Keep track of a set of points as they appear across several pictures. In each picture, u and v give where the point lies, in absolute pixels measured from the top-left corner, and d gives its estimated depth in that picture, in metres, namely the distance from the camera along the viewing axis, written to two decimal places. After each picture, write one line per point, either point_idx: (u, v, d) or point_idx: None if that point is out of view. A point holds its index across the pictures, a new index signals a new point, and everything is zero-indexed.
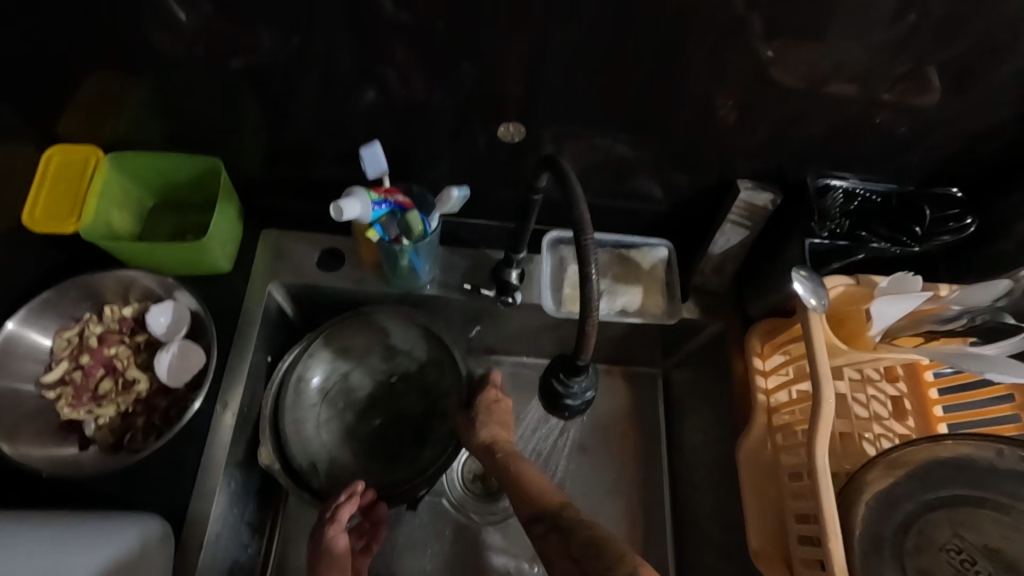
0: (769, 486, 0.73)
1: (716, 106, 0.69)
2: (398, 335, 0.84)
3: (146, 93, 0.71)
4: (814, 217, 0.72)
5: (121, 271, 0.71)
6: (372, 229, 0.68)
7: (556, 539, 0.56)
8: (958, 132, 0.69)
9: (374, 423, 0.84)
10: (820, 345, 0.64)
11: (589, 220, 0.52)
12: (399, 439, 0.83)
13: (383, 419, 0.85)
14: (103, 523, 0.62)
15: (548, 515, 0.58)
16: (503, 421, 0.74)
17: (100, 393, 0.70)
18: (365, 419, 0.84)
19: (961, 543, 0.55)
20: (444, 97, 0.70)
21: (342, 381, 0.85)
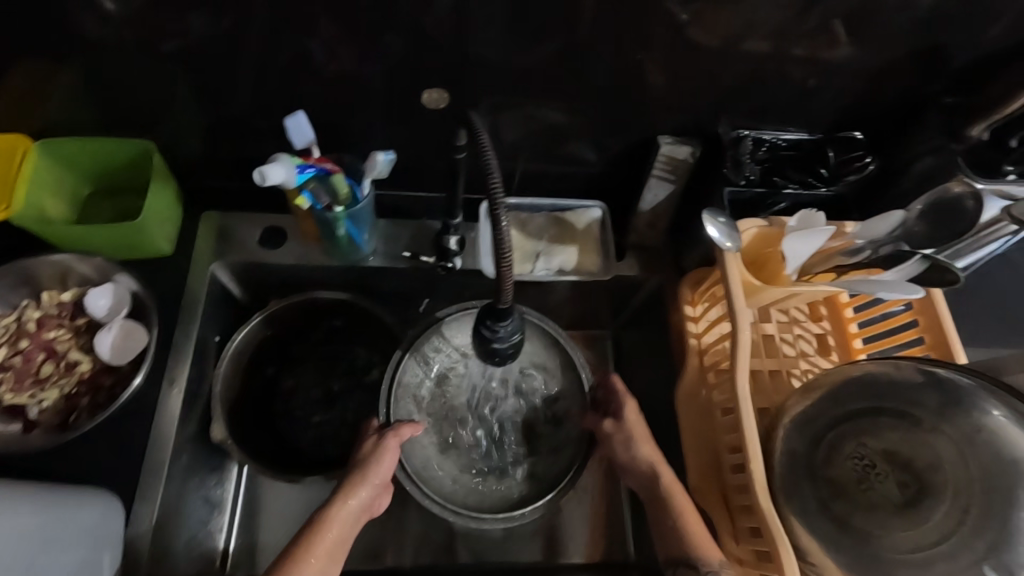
0: (703, 425, 0.77)
1: (639, 67, 0.72)
2: None
3: (76, 78, 0.71)
4: (727, 165, 0.76)
5: (53, 257, 0.71)
6: (300, 195, 0.69)
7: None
8: (861, 81, 0.73)
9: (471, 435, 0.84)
10: (736, 286, 0.68)
11: (496, 168, 0.54)
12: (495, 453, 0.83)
13: (482, 432, 0.84)
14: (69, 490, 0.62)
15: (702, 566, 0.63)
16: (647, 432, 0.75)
17: (42, 377, 0.70)
18: (464, 432, 0.83)
19: (864, 451, 0.58)
20: (375, 70, 0.72)
21: (438, 387, 0.84)
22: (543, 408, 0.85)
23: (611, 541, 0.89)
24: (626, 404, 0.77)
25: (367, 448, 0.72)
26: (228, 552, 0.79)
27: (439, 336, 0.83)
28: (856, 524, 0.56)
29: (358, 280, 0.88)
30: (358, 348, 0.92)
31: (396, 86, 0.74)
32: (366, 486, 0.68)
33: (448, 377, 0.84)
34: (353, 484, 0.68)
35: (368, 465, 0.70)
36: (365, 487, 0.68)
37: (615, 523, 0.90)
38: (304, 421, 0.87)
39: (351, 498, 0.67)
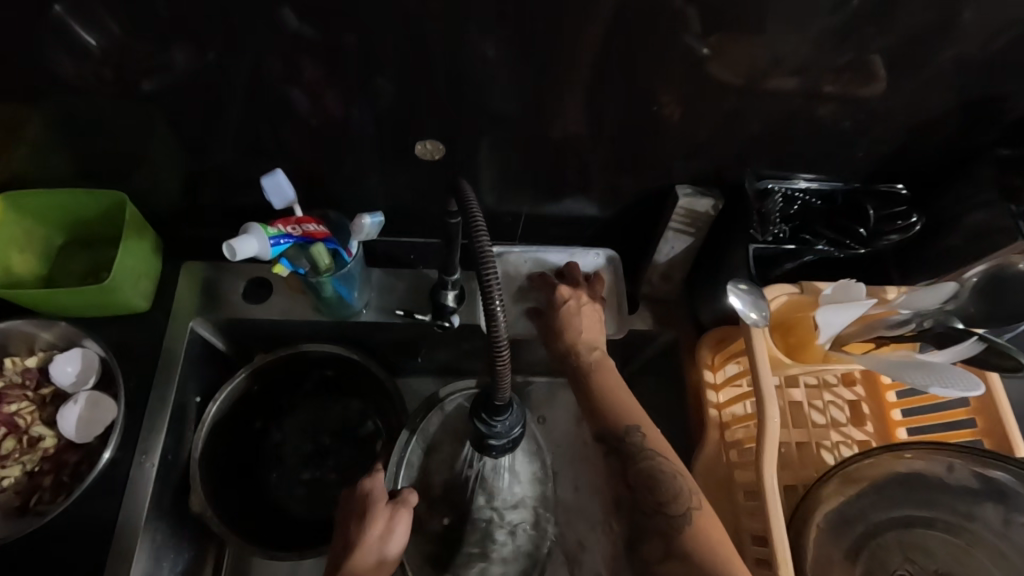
0: (723, 505, 0.69)
1: (652, 110, 0.65)
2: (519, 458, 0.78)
3: (41, 126, 0.66)
4: (754, 223, 0.68)
5: (13, 324, 0.66)
6: (279, 263, 0.62)
7: (614, 461, 0.64)
8: (904, 125, 0.66)
9: (441, 522, 0.76)
10: (763, 361, 0.60)
11: (490, 247, 0.47)
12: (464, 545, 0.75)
13: (451, 519, 0.76)
14: None
15: (609, 436, 0.64)
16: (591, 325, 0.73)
17: (3, 453, 0.65)
18: (446, 518, 0.76)
19: (909, 568, 0.54)
20: (363, 114, 0.65)
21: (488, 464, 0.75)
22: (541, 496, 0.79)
23: None
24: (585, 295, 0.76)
25: (376, 532, 0.62)
26: None
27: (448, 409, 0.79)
28: None
29: (350, 334, 0.82)
30: (350, 399, 0.86)
31: (386, 132, 0.67)
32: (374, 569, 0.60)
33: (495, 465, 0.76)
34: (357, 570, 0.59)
35: (383, 552, 0.61)
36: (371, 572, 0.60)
37: None
38: (291, 480, 0.82)
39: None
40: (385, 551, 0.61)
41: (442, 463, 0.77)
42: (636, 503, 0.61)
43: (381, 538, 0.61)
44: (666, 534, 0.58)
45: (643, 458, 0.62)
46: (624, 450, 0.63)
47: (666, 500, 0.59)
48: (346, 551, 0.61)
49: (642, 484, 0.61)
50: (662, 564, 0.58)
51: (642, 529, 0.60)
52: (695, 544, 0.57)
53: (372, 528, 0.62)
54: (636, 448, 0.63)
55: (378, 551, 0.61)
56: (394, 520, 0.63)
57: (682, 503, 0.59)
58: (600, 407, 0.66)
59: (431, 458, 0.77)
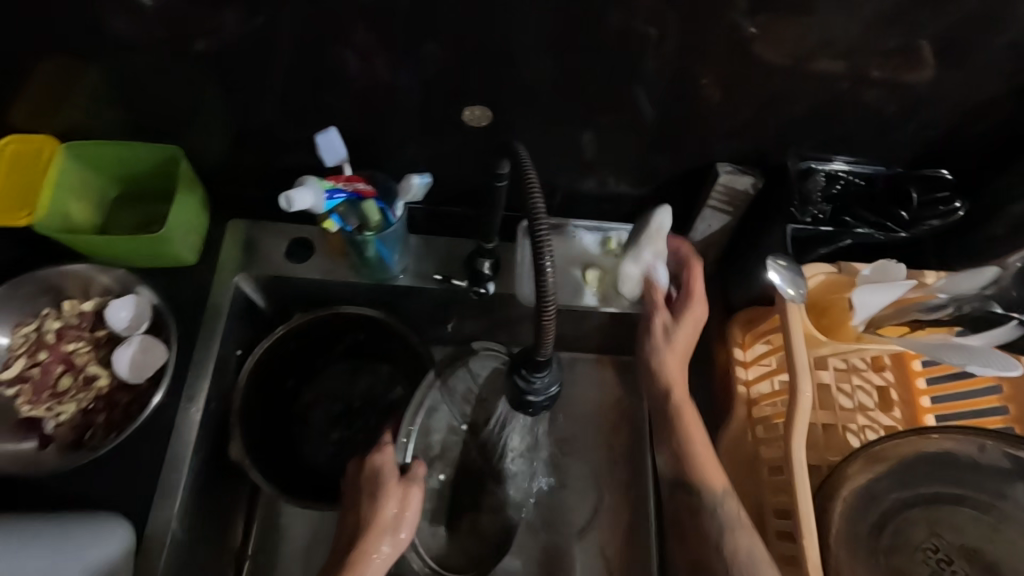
0: (746, 478, 0.71)
1: (697, 87, 0.65)
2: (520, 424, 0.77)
3: (99, 81, 0.68)
4: (794, 202, 0.69)
5: (75, 267, 0.69)
6: (329, 219, 0.65)
7: (702, 519, 0.61)
8: (950, 111, 0.65)
9: (438, 479, 0.77)
10: (798, 337, 0.61)
11: (543, 207, 0.49)
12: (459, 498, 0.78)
13: (448, 476, 0.78)
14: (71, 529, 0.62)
15: (705, 494, 0.62)
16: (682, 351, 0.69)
17: (60, 390, 0.69)
18: (441, 474, 0.77)
19: (937, 543, 0.55)
20: (411, 80, 0.66)
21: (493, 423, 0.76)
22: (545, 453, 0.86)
23: None
24: (696, 308, 0.70)
25: (390, 507, 0.65)
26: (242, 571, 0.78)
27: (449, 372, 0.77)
28: None
29: (386, 297, 0.84)
30: (380, 363, 0.89)
31: (432, 99, 0.69)
32: (389, 543, 0.63)
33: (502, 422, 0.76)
34: (373, 542, 0.63)
35: (397, 526, 0.64)
36: (382, 554, 0.62)
37: None
38: (322, 437, 0.85)
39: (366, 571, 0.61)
40: (399, 525, 0.64)
41: (441, 423, 0.76)
42: (709, 567, 0.59)
43: (396, 515, 0.65)
44: None
45: (742, 533, 0.59)
46: (721, 519, 0.60)
47: (759, 574, 0.56)
48: (364, 528, 0.64)
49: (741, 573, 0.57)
50: None
51: None
52: None
53: (387, 505, 0.65)
54: (730, 516, 0.60)
55: (392, 527, 0.64)
56: (407, 496, 0.66)
57: None
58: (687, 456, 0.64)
59: (432, 420, 0.76)
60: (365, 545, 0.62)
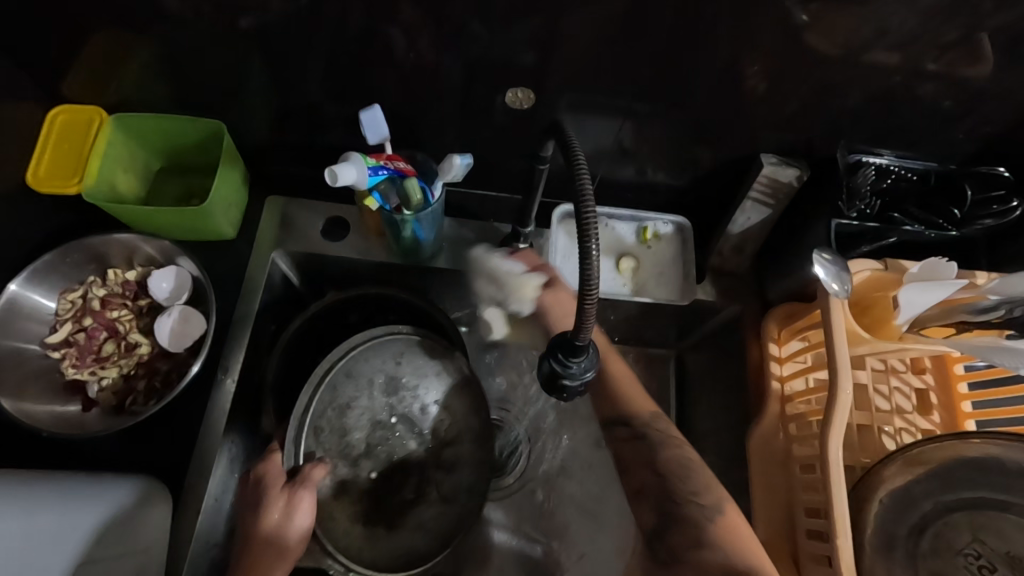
0: (778, 475, 0.70)
1: (744, 76, 0.64)
2: (450, 397, 0.75)
3: (147, 57, 0.69)
4: (841, 195, 0.68)
5: (122, 236, 0.71)
6: (371, 196, 0.66)
7: (641, 446, 0.66)
8: (1011, 106, 0.63)
9: (368, 477, 0.72)
10: (840, 332, 0.60)
11: (591, 192, 0.48)
12: (398, 489, 0.72)
13: (381, 473, 0.72)
14: (88, 492, 0.62)
15: (637, 423, 0.67)
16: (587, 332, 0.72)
17: (103, 356, 0.71)
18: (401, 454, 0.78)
19: (981, 549, 0.52)
20: (454, 62, 0.66)
21: (407, 392, 0.75)
22: (537, 431, 0.87)
23: None
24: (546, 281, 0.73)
25: (274, 515, 0.61)
26: None
27: (355, 365, 0.74)
28: None
29: (418, 279, 0.85)
30: None
31: (473, 82, 0.68)
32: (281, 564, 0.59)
33: (418, 384, 0.75)
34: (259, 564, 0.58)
35: (280, 536, 0.60)
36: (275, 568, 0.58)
37: None
38: None
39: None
40: (281, 537, 0.60)
41: (359, 420, 0.73)
42: (663, 487, 0.64)
43: (279, 524, 0.60)
44: (698, 523, 0.61)
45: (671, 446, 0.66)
46: (650, 436, 0.66)
47: (690, 475, 0.64)
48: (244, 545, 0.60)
49: (676, 476, 0.64)
50: (692, 552, 0.59)
51: (671, 518, 0.62)
52: (722, 530, 0.60)
53: (267, 515, 0.61)
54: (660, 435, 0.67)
55: (274, 539, 0.60)
56: (295, 501, 0.62)
57: (714, 493, 0.63)
58: (614, 395, 0.69)
59: (347, 417, 0.73)
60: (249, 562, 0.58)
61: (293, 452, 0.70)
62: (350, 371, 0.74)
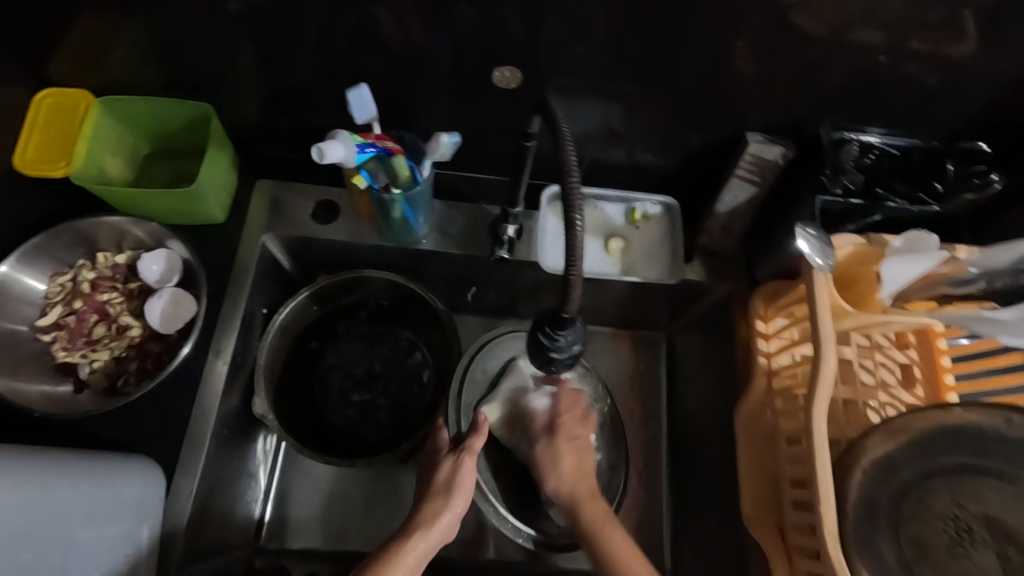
0: (765, 451, 0.71)
1: (734, 55, 0.64)
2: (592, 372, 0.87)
3: (134, 40, 0.68)
4: (825, 170, 0.68)
5: (109, 219, 0.71)
6: (359, 176, 0.67)
7: None
8: (993, 84, 0.63)
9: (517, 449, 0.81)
10: (824, 305, 0.61)
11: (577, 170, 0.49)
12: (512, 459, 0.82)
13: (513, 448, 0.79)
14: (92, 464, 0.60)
15: None
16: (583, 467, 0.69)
17: (94, 338, 0.71)
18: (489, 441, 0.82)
19: (960, 512, 0.53)
20: (442, 43, 0.66)
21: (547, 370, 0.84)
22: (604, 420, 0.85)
23: (650, 558, 0.87)
24: (579, 432, 0.72)
25: (444, 471, 0.68)
26: (263, 523, 0.81)
27: (495, 358, 0.84)
28: None
29: (408, 261, 0.85)
30: (402, 329, 0.90)
31: (461, 63, 0.68)
32: (448, 513, 0.65)
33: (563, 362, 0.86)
34: (434, 509, 0.65)
35: (450, 490, 0.66)
36: (446, 513, 0.64)
37: (653, 538, 0.88)
38: (342, 399, 0.86)
39: (432, 530, 0.63)
40: (452, 490, 0.66)
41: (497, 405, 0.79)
42: None
43: (445, 482, 0.67)
44: None
45: None
46: None
47: None
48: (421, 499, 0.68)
49: None
50: None
51: None
52: None
53: (439, 472, 0.68)
54: None
55: (446, 490, 0.66)
56: (459, 465, 0.68)
57: None
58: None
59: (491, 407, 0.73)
60: (428, 505, 0.66)
61: (453, 423, 0.81)
62: (485, 366, 0.84)
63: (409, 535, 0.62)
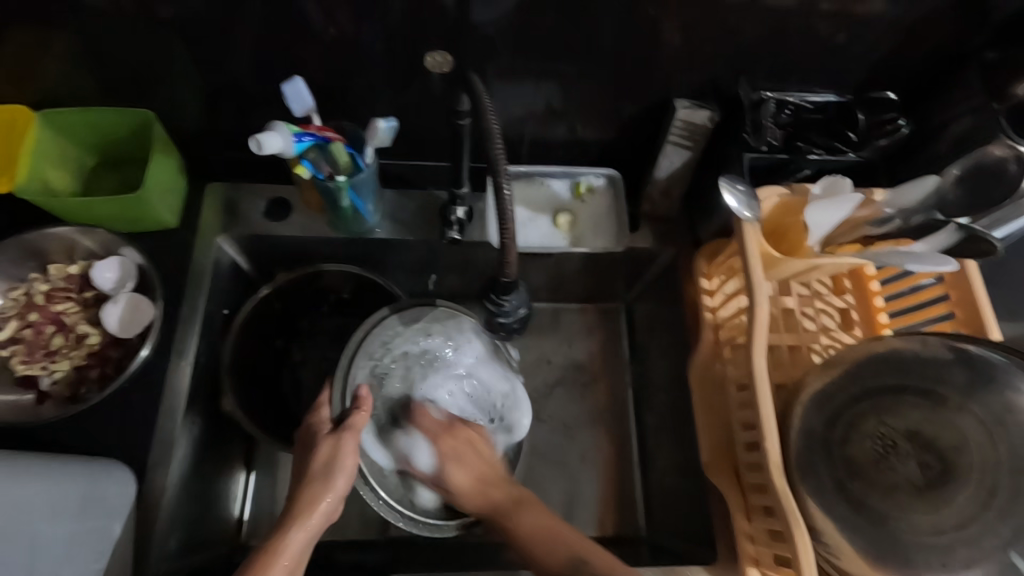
0: (717, 400, 0.75)
1: (652, 27, 0.67)
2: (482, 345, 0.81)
3: (65, 51, 0.69)
4: (747, 129, 0.72)
5: (56, 230, 0.72)
6: (300, 164, 0.69)
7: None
8: (895, 34, 0.67)
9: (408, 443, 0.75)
10: (754, 257, 0.64)
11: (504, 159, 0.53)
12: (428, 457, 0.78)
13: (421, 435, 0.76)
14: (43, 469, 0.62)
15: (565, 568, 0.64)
16: (475, 454, 0.75)
17: (53, 349, 0.72)
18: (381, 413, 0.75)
19: (885, 430, 0.56)
20: (372, 32, 0.67)
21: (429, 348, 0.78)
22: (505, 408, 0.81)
23: (625, 518, 0.90)
24: (462, 433, 0.76)
25: (325, 453, 0.68)
26: (242, 522, 0.83)
27: (401, 332, 0.77)
28: (873, 506, 0.54)
29: (365, 252, 0.87)
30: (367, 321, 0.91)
31: (394, 52, 0.70)
32: (329, 498, 0.66)
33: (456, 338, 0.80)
34: (315, 494, 0.66)
35: (331, 473, 0.67)
36: (330, 495, 0.66)
37: (626, 498, 0.91)
38: (313, 393, 0.88)
39: (310, 517, 0.64)
40: (332, 472, 0.67)
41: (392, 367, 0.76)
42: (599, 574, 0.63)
43: (326, 464, 0.67)
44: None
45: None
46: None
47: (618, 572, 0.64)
48: (302, 480, 0.68)
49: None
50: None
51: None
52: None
53: (319, 452, 0.68)
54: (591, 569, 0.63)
55: (326, 471, 0.67)
56: (341, 444, 0.68)
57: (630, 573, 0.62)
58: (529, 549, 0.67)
59: (374, 371, 0.75)
60: (308, 491, 0.66)
61: (339, 401, 0.72)
62: (387, 342, 0.76)
63: (287, 526, 0.63)
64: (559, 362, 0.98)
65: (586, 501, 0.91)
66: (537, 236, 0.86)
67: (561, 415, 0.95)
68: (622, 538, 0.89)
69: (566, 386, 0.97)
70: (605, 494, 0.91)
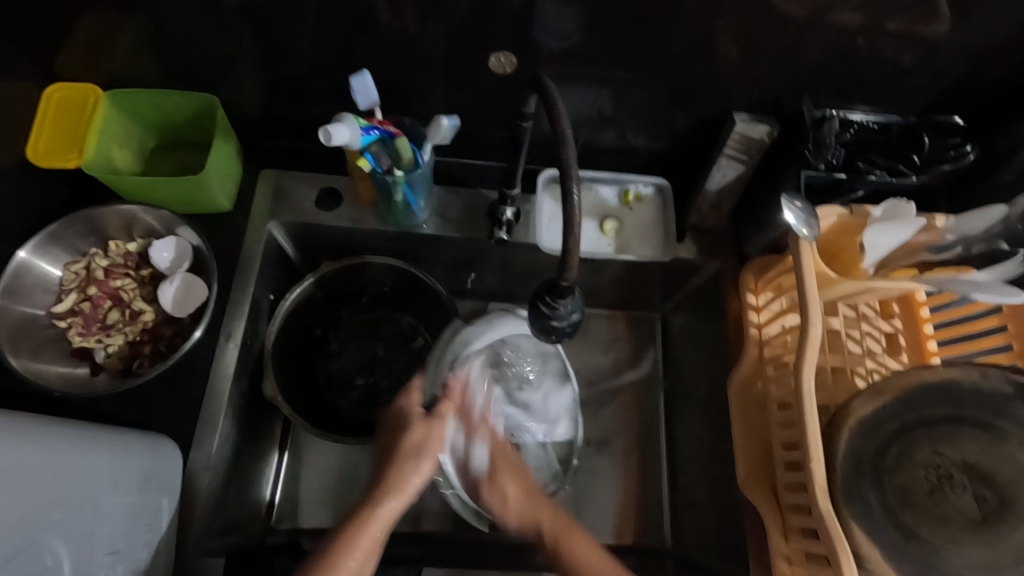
0: (756, 417, 0.74)
1: (719, 39, 0.67)
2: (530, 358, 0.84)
3: (137, 36, 0.70)
4: (809, 145, 0.72)
5: (122, 207, 0.74)
6: (364, 157, 0.70)
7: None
8: (966, 59, 0.66)
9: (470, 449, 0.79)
10: (810, 276, 0.63)
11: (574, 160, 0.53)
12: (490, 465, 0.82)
13: None
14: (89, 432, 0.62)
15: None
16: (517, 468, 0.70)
17: (108, 324, 0.74)
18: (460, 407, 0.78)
19: (939, 460, 0.55)
20: (437, 31, 0.68)
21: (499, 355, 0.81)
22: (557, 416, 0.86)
23: (650, 529, 0.90)
24: None
25: (415, 438, 0.66)
26: (272, 505, 0.84)
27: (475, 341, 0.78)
28: (923, 536, 0.53)
29: (410, 247, 0.88)
30: (402, 314, 0.93)
31: (456, 51, 0.70)
32: (420, 476, 0.64)
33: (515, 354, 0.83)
34: (404, 471, 0.64)
35: (421, 452, 0.65)
36: (418, 474, 0.64)
37: (652, 509, 0.91)
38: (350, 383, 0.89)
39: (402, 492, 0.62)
40: (422, 454, 0.65)
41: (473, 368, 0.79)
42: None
43: (419, 445, 0.66)
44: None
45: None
46: None
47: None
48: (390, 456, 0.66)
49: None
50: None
51: None
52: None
53: (411, 435, 0.66)
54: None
55: (417, 453, 0.65)
56: (432, 428, 0.67)
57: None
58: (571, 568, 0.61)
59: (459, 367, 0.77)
60: (397, 470, 0.64)
61: (428, 389, 0.76)
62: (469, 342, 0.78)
63: (379, 500, 0.61)
64: (593, 367, 0.98)
65: (612, 509, 0.91)
66: (584, 241, 0.86)
67: (590, 420, 0.95)
68: (647, 549, 0.89)
69: (597, 392, 0.97)
70: (631, 502, 0.91)
